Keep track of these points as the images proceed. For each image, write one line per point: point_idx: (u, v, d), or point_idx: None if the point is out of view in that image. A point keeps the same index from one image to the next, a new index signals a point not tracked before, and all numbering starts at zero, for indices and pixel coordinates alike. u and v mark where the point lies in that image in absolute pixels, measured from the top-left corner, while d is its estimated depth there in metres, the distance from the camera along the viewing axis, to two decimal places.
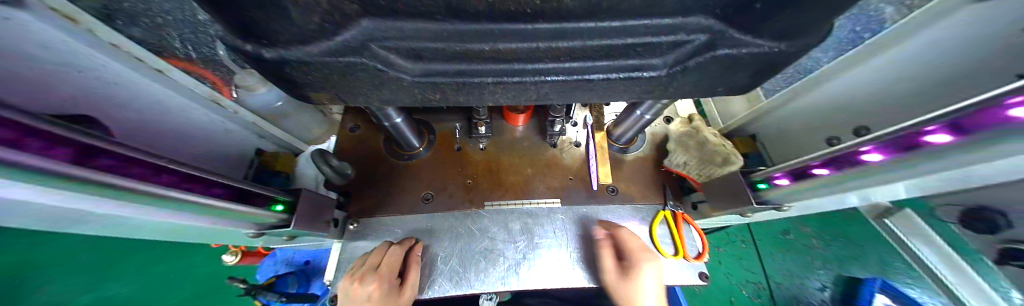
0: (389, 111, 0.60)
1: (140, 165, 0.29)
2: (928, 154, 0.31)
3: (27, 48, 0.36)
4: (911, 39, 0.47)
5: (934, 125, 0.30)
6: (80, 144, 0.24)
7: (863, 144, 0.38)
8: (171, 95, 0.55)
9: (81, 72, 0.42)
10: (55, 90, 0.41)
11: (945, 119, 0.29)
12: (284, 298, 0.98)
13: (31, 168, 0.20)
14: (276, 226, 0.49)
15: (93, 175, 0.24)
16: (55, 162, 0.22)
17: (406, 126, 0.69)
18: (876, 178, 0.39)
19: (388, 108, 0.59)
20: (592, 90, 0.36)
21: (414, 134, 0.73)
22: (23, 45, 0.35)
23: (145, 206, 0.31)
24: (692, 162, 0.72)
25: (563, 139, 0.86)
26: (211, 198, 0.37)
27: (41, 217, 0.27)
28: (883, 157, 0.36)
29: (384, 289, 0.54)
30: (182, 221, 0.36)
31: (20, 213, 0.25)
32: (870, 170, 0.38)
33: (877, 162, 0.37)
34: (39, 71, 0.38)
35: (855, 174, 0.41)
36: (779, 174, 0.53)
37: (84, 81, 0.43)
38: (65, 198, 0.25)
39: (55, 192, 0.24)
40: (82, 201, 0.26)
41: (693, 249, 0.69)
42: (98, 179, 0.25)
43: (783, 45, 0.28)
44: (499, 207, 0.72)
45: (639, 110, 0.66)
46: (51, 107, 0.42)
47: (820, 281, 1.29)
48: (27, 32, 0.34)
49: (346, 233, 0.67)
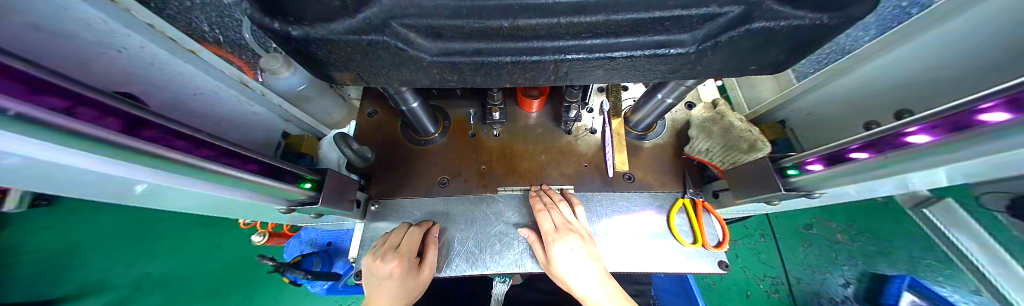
0: (406, 94, 0.61)
1: (180, 138, 0.31)
2: (977, 135, 0.29)
3: (68, 25, 0.39)
4: (947, 24, 0.45)
5: (991, 102, 0.27)
6: (123, 113, 0.26)
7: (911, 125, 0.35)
8: (202, 77, 0.58)
9: (120, 51, 0.45)
10: (98, 69, 0.44)
11: (1007, 95, 0.26)
12: (310, 275, 1.04)
13: (83, 135, 0.22)
14: (305, 203, 0.51)
15: (137, 147, 0.26)
16: (104, 131, 0.24)
17: (422, 111, 0.69)
18: (914, 162, 0.36)
19: (406, 91, 0.60)
20: (613, 69, 0.35)
21: (429, 120, 0.74)
22: (64, 23, 0.38)
23: (186, 176, 0.33)
24: (715, 149, 0.69)
25: (578, 126, 0.84)
26: (247, 173, 0.39)
27: (101, 186, 0.30)
28: (930, 138, 0.33)
29: (405, 267, 0.57)
30: (220, 194, 0.39)
31: (85, 181, 0.28)
32: (910, 154, 0.36)
33: (923, 144, 0.34)
34: (84, 46, 0.41)
35: (897, 157, 0.37)
36: (812, 159, 0.49)
37: (128, 61, 0.47)
38: (109, 162, 0.27)
39: (100, 157, 0.26)
40: (123, 168, 0.29)
41: (713, 238, 0.67)
42: (142, 150, 0.27)
43: (825, 17, 0.24)
44: (513, 192, 0.72)
45: (661, 93, 0.64)
46: (103, 82, 0.45)
47: (843, 277, 1.23)
48: (63, 8, 0.37)
49: (368, 213, 0.70)
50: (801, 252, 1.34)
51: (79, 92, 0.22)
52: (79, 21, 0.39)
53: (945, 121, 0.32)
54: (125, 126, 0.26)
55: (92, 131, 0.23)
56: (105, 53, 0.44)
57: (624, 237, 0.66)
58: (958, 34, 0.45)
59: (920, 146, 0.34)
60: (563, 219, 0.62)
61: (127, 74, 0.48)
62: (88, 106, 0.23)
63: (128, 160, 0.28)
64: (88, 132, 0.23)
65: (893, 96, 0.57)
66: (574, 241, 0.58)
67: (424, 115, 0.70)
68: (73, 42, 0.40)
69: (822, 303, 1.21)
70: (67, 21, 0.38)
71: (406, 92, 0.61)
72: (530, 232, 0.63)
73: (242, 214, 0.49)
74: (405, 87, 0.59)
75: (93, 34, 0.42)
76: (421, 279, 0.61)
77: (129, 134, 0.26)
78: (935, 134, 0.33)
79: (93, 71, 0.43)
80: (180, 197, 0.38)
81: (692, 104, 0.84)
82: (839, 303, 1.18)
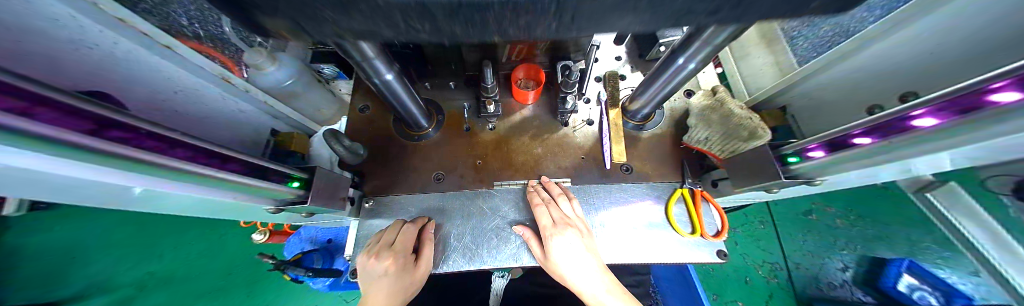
0: (377, 62, 0.47)
1: (153, 138, 0.29)
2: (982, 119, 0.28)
3: (36, 20, 0.36)
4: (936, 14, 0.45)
5: (1003, 82, 0.26)
6: (89, 114, 0.24)
7: (916, 108, 0.34)
8: (182, 74, 0.55)
9: (93, 48, 0.43)
10: (66, 66, 0.41)
11: (1019, 74, 0.25)
12: (312, 272, 1.05)
13: (62, 141, 0.22)
14: (293, 202, 0.50)
15: (118, 150, 0.26)
16: (80, 136, 0.23)
17: (401, 81, 0.57)
18: (917, 148, 0.35)
19: (375, 59, 0.46)
20: (657, 10, 0.19)
21: (410, 95, 0.63)
22: (34, 18, 0.36)
23: (161, 179, 0.32)
24: (714, 137, 0.66)
25: (574, 118, 0.83)
26: (234, 175, 0.38)
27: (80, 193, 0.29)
28: (938, 122, 0.31)
29: (399, 264, 0.57)
30: (202, 195, 0.38)
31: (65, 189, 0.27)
32: (915, 140, 0.34)
33: (928, 128, 0.32)
34: (47, 40, 0.38)
35: (903, 143, 0.36)
36: (813, 145, 0.47)
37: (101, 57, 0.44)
38: (66, 165, 0.25)
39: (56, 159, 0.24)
40: (92, 172, 0.27)
41: (712, 227, 0.66)
42: (124, 154, 0.26)
43: None
44: (510, 186, 0.71)
45: (664, 74, 0.57)
46: (76, 82, 0.42)
47: (842, 261, 1.25)
48: (31, 4, 0.35)
49: (362, 211, 0.69)
50: (800, 237, 1.33)
51: (40, 92, 0.21)
52: (43, 12, 0.36)
53: (953, 103, 0.30)
54: (93, 126, 0.24)
55: (60, 132, 0.21)
56: (74, 47, 0.41)
57: (623, 228, 0.65)
58: (960, 18, 0.44)
59: (925, 130, 0.33)
60: (562, 214, 0.61)
61: (105, 73, 0.45)
62: (51, 106, 0.21)
63: (97, 164, 0.26)
64: (58, 134, 0.21)
65: (886, 83, 0.57)
66: (575, 237, 0.57)
67: (406, 89, 0.60)
68: (43, 38, 0.37)
69: (820, 288, 1.23)
70: (33, 13, 0.35)
71: (378, 58, 0.47)
72: (525, 229, 0.62)
73: (228, 214, 0.48)
74: (373, 53, 0.45)
75: (63, 31, 0.39)
76: (416, 276, 0.60)
77: (98, 135, 0.24)
78: (943, 117, 0.31)
79: (63, 67, 0.40)
80: (166, 199, 0.37)
81: (692, 92, 0.82)
82: (837, 286, 1.20)
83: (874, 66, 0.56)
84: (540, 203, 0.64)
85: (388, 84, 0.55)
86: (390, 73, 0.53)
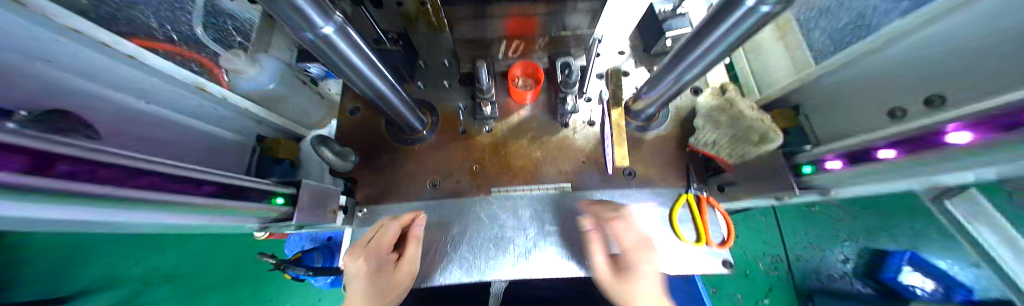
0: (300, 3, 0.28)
1: (121, 169, 0.27)
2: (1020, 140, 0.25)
3: None
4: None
5: None
6: (49, 152, 0.22)
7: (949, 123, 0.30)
8: (153, 83, 0.49)
9: (45, 61, 0.36)
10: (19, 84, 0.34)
11: None
12: (312, 272, 1.03)
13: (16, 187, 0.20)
14: (279, 219, 0.48)
15: (80, 188, 0.24)
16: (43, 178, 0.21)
17: (348, 31, 0.38)
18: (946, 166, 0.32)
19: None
20: None
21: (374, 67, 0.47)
22: None
23: (128, 211, 0.29)
24: (722, 141, 0.61)
25: (575, 119, 0.79)
26: (206, 198, 0.36)
27: (51, 228, 0.27)
28: (975, 139, 0.28)
29: (372, 263, 0.55)
30: (175, 221, 0.35)
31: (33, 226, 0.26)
32: (947, 156, 0.31)
33: (964, 145, 0.29)
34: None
35: (934, 159, 0.33)
36: (830, 156, 0.44)
37: (61, 72, 0.39)
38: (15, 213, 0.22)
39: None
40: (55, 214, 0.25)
41: (716, 235, 0.64)
42: (87, 192, 0.24)
43: None
44: (507, 193, 0.69)
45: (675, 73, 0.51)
46: (35, 102, 0.36)
47: (844, 254, 1.24)
48: None
49: (357, 219, 0.67)
50: (802, 230, 1.32)
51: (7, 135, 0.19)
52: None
53: (993, 119, 0.27)
54: (54, 165, 0.22)
55: (26, 178, 0.20)
56: (31, 62, 0.35)
57: None
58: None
59: (959, 148, 0.30)
60: (638, 237, 0.57)
61: (58, 87, 0.38)
62: (12, 148, 0.19)
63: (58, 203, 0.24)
64: (22, 181, 0.19)
65: (920, 81, 0.46)
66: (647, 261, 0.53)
67: (365, 48, 0.43)
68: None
69: (819, 280, 1.23)
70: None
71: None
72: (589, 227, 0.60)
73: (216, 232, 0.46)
74: None
75: (9, 45, 0.33)
76: (397, 279, 0.56)
77: (62, 174, 0.23)
78: (980, 134, 0.28)
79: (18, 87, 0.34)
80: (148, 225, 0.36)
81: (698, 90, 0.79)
82: (837, 279, 1.21)
83: (924, 52, 0.45)
84: (591, 229, 0.60)
85: (330, 40, 0.36)
86: (330, 24, 0.34)
